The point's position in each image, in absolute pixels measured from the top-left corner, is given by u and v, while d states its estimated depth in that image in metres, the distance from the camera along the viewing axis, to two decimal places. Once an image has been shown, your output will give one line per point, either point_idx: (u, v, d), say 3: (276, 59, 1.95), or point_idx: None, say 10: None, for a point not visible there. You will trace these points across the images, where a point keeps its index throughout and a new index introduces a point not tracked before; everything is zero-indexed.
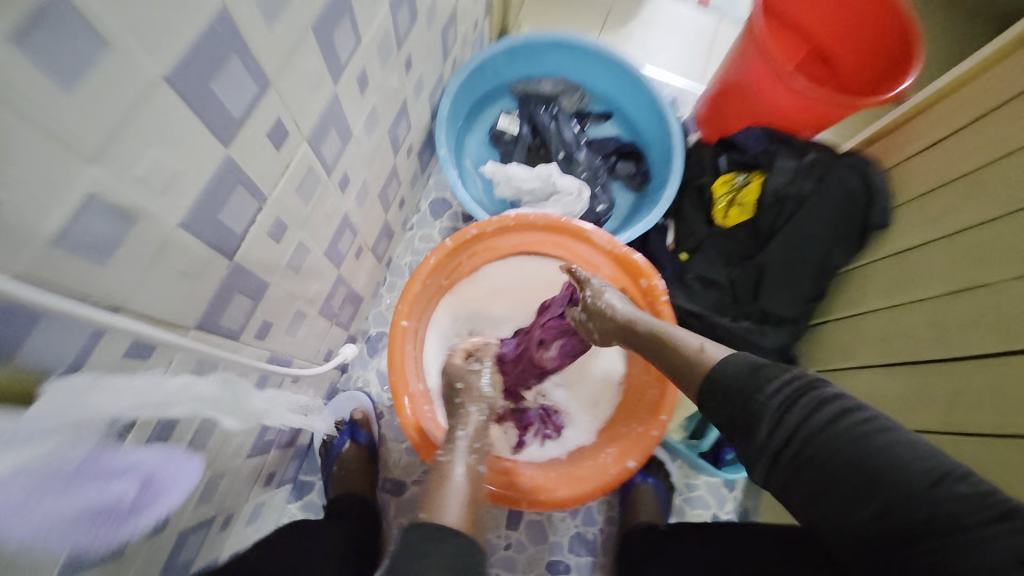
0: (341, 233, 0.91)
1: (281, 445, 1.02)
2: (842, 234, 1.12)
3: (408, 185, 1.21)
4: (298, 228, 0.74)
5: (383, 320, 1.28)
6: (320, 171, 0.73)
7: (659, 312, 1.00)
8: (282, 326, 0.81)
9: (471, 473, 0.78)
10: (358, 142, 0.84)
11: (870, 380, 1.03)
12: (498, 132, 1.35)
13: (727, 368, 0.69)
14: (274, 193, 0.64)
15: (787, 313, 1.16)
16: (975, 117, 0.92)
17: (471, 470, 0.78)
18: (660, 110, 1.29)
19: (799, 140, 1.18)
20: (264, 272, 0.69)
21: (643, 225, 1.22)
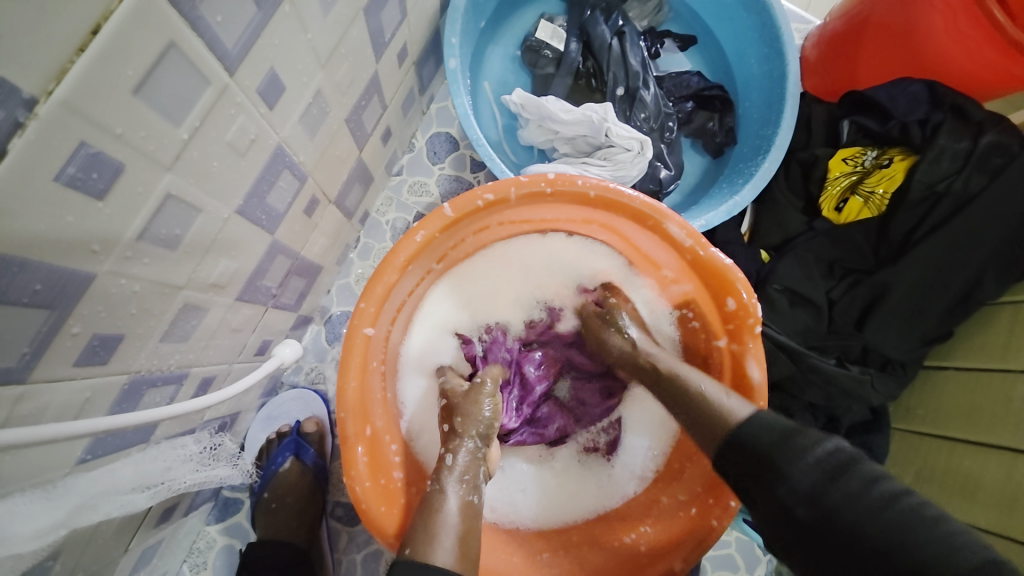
0: (274, 179, 0.55)
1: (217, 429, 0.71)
2: (1007, 258, 0.77)
3: (397, 109, 0.83)
4: (163, 169, 0.39)
5: (349, 295, 0.94)
6: (205, 60, 0.38)
7: (747, 350, 0.66)
8: (153, 332, 0.48)
9: (465, 507, 0.59)
10: (298, 16, 0.46)
11: (1012, 470, 0.69)
12: (536, 46, 0.96)
13: (753, 430, 0.53)
14: (57, 90, 0.29)
15: (900, 353, 0.84)
16: None
17: (466, 502, 0.59)
18: (773, 39, 0.90)
19: (975, 113, 0.80)
20: (54, 258, 0.34)
21: (726, 210, 0.84)
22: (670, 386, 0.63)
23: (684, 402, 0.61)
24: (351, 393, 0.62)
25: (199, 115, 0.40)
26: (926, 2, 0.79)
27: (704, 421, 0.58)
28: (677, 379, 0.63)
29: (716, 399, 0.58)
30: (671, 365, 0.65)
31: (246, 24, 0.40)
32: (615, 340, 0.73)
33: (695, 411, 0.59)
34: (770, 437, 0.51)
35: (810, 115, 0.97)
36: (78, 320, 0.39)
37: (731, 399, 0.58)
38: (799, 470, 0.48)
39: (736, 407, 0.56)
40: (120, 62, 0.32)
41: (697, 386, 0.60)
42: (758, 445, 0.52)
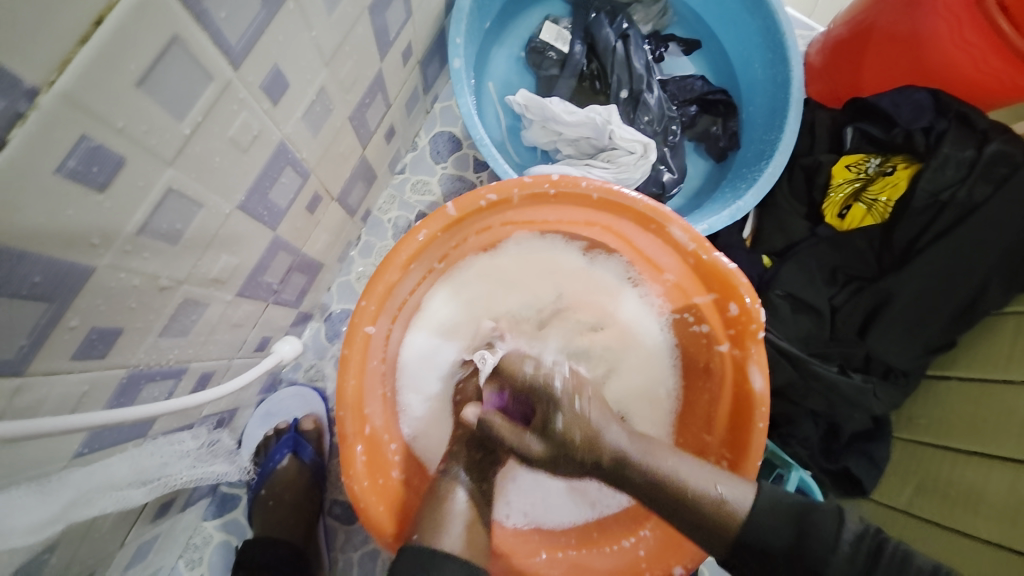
0: (277, 175, 0.55)
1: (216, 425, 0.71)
2: (1013, 266, 0.77)
3: (401, 108, 0.83)
4: (165, 164, 0.39)
5: (350, 293, 0.94)
6: (209, 56, 0.37)
7: (749, 355, 0.66)
8: (153, 327, 0.48)
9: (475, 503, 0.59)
10: (303, 13, 0.46)
11: (1015, 482, 0.69)
12: (541, 47, 0.95)
13: (767, 515, 0.53)
14: (59, 82, 0.29)
15: (903, 361, 0.83)
16: None
17: (473, 492, 0.60)
18: (779, 44, 0.89)
19: (980, 122, 0.80)
20: (54, 251, 0.34)
21: (728, 215, 0.84)
22: (655, 490, 0.54)
23: (666, 500, 0.54)
24: (350, 391, 0.61)
25: (202, 110, 0.40)
26: (930, 7, 0.79)
27: (709, 528, 0.53)
28: (656, 474, 0.54)
29: (704, 489, 0.54)
30: (642, 455, 0.55)
31: (250, 19, 0.40)
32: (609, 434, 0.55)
33: (682, 508, 0.54)
34: (778, 523, 0.53)
35: (814, 121, 0.96)
36: (77, 314, 0.39)
37: (731, 494, 0.54)
38: (832, 565, 0.49)
39: (735, 500, 0.54)
40: (123, 55, 0.32)
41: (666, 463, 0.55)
42: (775, 547, 0.52)
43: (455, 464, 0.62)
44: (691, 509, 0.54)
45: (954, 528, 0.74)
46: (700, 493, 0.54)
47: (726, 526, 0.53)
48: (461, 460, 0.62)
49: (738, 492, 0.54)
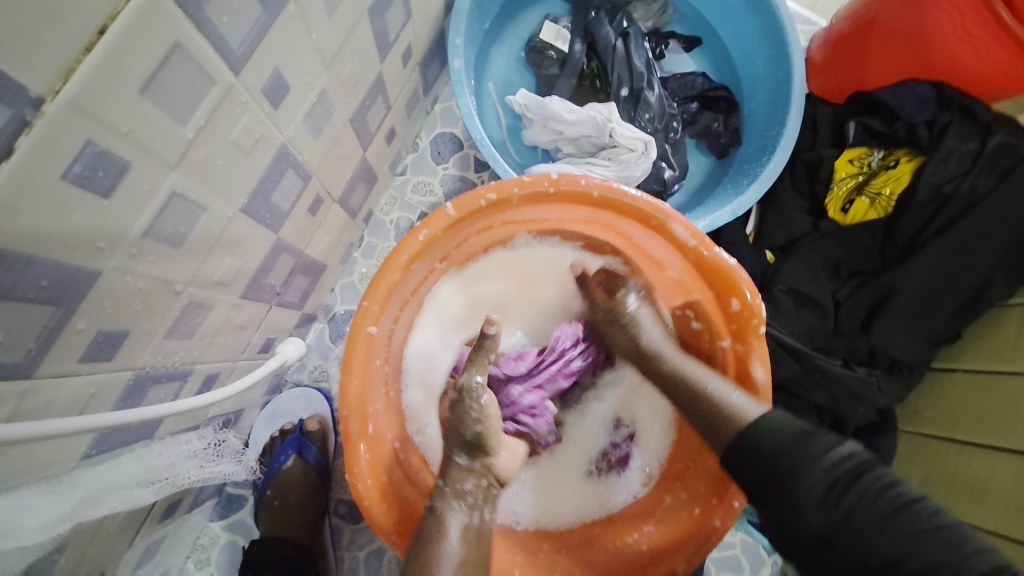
0: (279, 177, 0.55)
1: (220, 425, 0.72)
2: (1016, 259, 0.77)
3: (402, 109, 0.83)
4: (168, 167, 0.40)
5: (353, 293, 0.95)
6: (211, 60, 0.38)
7: (751, 351, 0.66)
8: (159, 328, 0.48)
9: (466, 530, 0.60)
10: (303, 16, 0.46)
11: (1023, 474, 0.69)
12: (540, 46, 0.96)
13: (766, 435, 0.54)
14: (64, 89, 0.30)
15: (908, 355, 0.83)
16: None
17: (463, 528, 0.60)
18: (779, 40, 0.89)
19: (985, 114, 0.80)
20: (61, 254, 0.35)
21: (730, 211, 0.84)
22: (674, 377, 0.65)
23: (681, 392, 0.63)
24: (354, 391, 0.62)
25: (204, 113, 0.40)
26: (933, 3, 0.78)
27: (714, 420, 0.59)
28: (681, 378, 0.64)
29: (721, 393, 0.60)
30: (676, 361, 0.66)
31: (251, 24, 0.40)
32: (646, 331, 0.70)
33: (704, 413, 0.60)
34: (786, 439, 0.53)
35: (815, 116, 0.96)
36: (83, 316, 0.39)
37: (744, 401, 0.59)
38: (808, 476, 0.50)
39: (748, 408, 0.57)
40: (126, 61, 0.32)
41: (703, 384, 0.62)
42: (775, 445, 0.53)
43: (443, 491, 0.62)
44: (703, 413, 0.60)
45: (960, 519, 0.74)
46: (715, 398, 0.60)
47: (733, 423, 0.57)
48: (449, 486, 0.63)
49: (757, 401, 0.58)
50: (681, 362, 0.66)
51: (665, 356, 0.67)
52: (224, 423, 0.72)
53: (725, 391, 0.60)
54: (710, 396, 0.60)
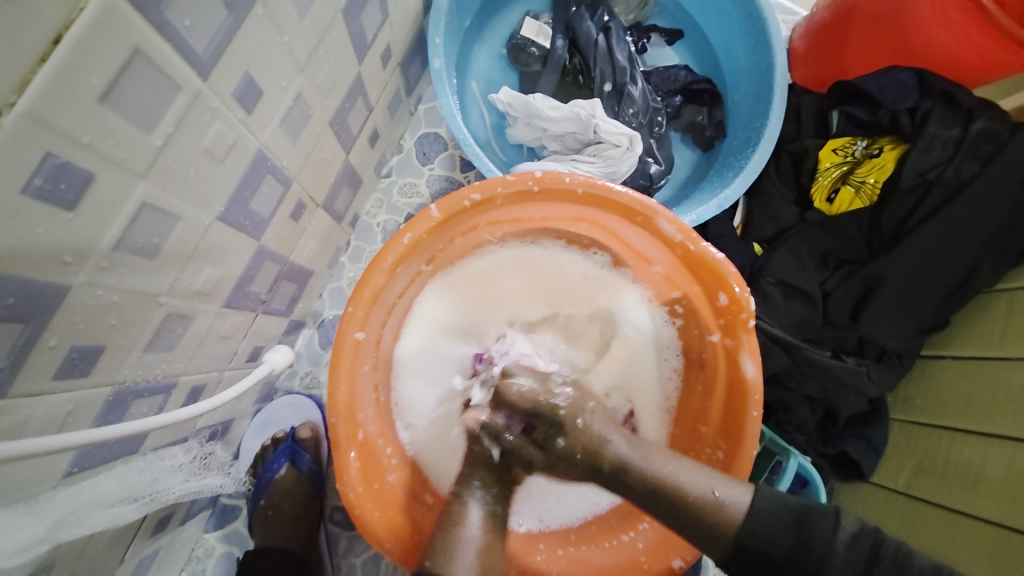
0: (258, 183, 0.54)
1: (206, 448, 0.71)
2: (1001, 245, 0.77)
3: (384, 111, 0.82)
4: (137, 177, 0.39)
5: (342, 298, 0.94)
6: (175, 66, 0.37)
7: (740, 344, 0.66)
8: (137, 341, 0.47)
9: (489, 518, 0.59)
10: (272, 18, 0.45)
11: (1013, 459, 0.69)
12: (522, 43, 0.95)
13: (764, 517, 0.51)
14: (21, 101, 0.29)
15: (896, 344, 0.83)
16: None
17: (489, 515, 0.59)
18: (760, 30, 0.89)
19: (966, 100, 0.80)
20: (25, 268, 0.34)
21: (716, 205, 0.83)
22: (656, 495, 0.54)
23: (662, 502, 0.54)
24: (341, 399, 0.61)
25: (172, 121, 0.39)
26: None
27: (706, 529, 0.52)
28: (647, 477, 0.55)
29: (699, 487, 0.54)
30: (641, 463, 0.55)
31: (215, 26, 0.39)
32: (612, 445, 0.56)
33: (676, 510, 0.53)
34: (786, 540, 0.50)
35: (799, 105, 0.96)
36: (55, 333, 0.38)
37: (726, 491, 0.53)
38: (832, 564, 0.48)
39: (731, 499, 0.53)
40: (85, 70, 0.31)
41: (662, 466, 0.55)
42: (773, 550, 0.50)
43: (468, 480, 0.60)
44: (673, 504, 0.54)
45: (953, 508, 0.74)
46: (684, 490, 0.53)
47: (722, 526, 0.52)
48: (477, 477, 0.61)
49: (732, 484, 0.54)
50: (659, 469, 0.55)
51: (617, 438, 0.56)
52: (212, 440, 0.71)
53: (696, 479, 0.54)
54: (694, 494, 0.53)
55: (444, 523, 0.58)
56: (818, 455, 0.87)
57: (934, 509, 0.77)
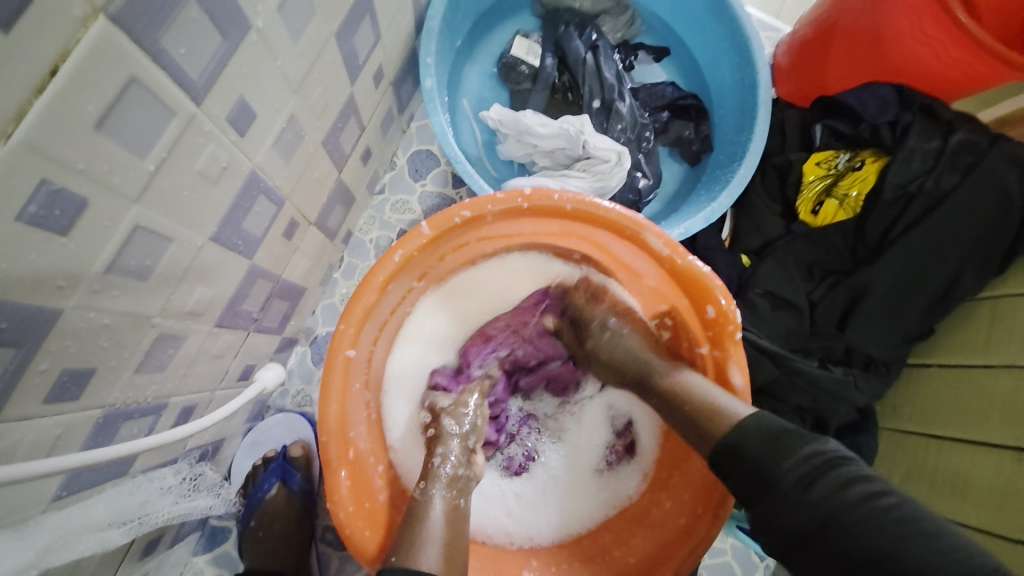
0: (250, 204, 0.55)
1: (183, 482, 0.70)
2: (982, 255, 0.79)
3: (376, 129, 0.83)
4: (129, 202, 0.39)
5: (334, 315, 0.94)
6: (170, 94, 0.38)
7: (729, 356, 0.67)
8: (127, 363, 0.47)
9: (451, 511, 0.59)
10: (266, 44, 0.46)
11: (1000, 465, 0.70)
12: (512, 62, 0.97)
13: (747, 433, 0.54)
14: (16, 132, 0.30)
15: (884, 354, 0.84)
16: None
17: (451, 507, 0.60)
18: (743, 48, 0.92)
19: (944, 113, 0.83)
20: (14, 292, 0.34)
21: (703, 217, 0.85)
22: (674, 400, 0.63)
23: (678, 405, 0.62)
24: (333, 417, 0.61)
25: (166, 146, 0.40)
26: (890, 7, 0.81)
27: (702, 425, 0.59)
28: (670, 386, 0.64)
29: (716, 399, 0.59)
30: (669, 376, 0.65)
31: (210, 54, 0.40)
32: (628, 341, 0.70)
33: (694, 418, 0.60)
34: (762, 440, 0.52)
35: (783, 120, 0.98)
36: (46, 356, 0.38)
37: (736, 403, 0.58)
38: (783, 481, 0.50)
39: (733, 408, 0.57)
40: (80, 98, 0.32)
41: (680, 378, 0.64)
42: (747, 455, 0.53)
43: (435, 473, 0.63)
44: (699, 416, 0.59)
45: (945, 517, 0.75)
46: (711, 400, 0.59)
47: (720, 420, 0.57)
48: (442, 471, 0.64)
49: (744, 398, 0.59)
50: (683, 375, 0.64)
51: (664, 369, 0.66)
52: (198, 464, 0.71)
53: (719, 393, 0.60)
54: (704, 398, 0.60)
55: (409, 516, 0.58)
56: None
57: None
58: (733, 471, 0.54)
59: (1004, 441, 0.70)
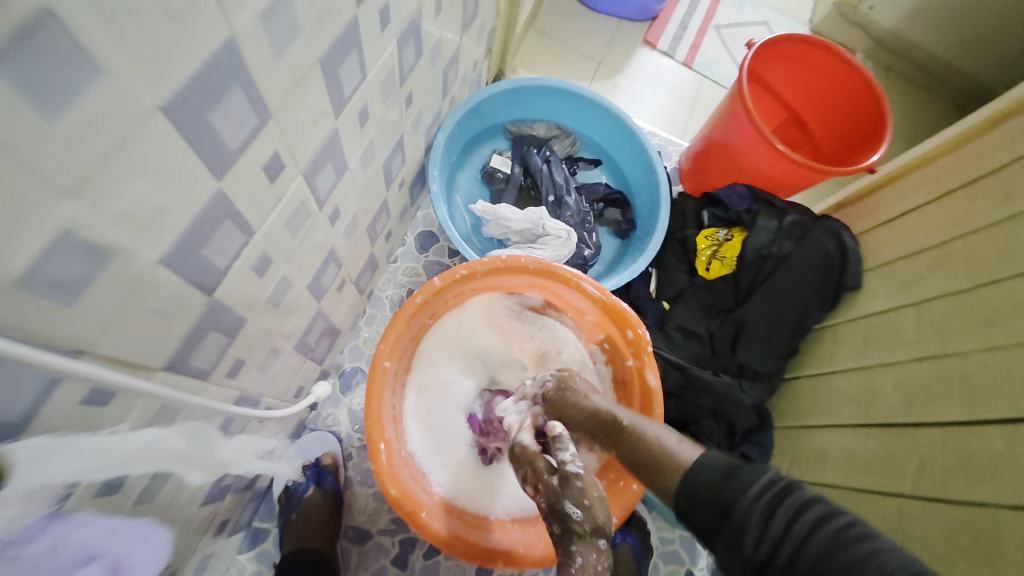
0: (327, 269, 0.89)
1: (239, 490, 0.93)
2: (819, 295, 1.16)
3: (396, 217, 1.19)
4: (284, 262, 0.71)
5: (358, 353, 1.23)
6: (311, 205, 0.71)
7: (644, 364, 0.99)
8: (255, 362, 0.76)
9: None
10: (351, 175, 0.81)
11: (845, 439, 1.03)
12: (491, 170, 1.37)
13: (702, 474, 0.65)
14: (262, 227, 0.61)
15: (764, 368, 1.17)
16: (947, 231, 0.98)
17: None
18: (649, 161, 1.35)
19: (780, 203, 1.24)
20: (241, 308, 0.64)
21: (628, 274, 1.21)
22: (639, 446, 0.76)
23: (641, 449, 0.76)
24: (376, 406, 0.89)
25: (303, 232, 0.72)
26: (739, 138, 1.25)
27: (662, 471, 0.71)
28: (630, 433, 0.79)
29: (667, 445, 0.74)
30: (631, 422, 0.80)
31: (330, 183, 0.74)
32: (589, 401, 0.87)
33: (651, 460, 0.73)
34: (715, 483, 0.63)
35: (682, 208, 1.37)
36: (233, 349, 0.67)
37: (683, 446, 0.73)
38: (737, 515, 0.59)
39: (684, 454, 0.71)
40: (284, 210, 0.64)
41: (640, 427, 0.79)
42: (706, 492, 0.63)
43: None
44: (656, 461, 0.72)
45: (817, 482, 1.06)
46: (665, 448, 0.73)
47: (672, 463, 0.70)
48: None
49: (689, 446, 0.73)
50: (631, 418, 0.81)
51: (621, 419, 0.82)
52: (245, 487, 0.94)
53: (668, 443, 0.74)
54: (660, 447, 0.74)
55: None
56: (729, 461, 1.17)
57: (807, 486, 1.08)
58: (691, 508, 0.64)
59: (848, 421, 1.04)
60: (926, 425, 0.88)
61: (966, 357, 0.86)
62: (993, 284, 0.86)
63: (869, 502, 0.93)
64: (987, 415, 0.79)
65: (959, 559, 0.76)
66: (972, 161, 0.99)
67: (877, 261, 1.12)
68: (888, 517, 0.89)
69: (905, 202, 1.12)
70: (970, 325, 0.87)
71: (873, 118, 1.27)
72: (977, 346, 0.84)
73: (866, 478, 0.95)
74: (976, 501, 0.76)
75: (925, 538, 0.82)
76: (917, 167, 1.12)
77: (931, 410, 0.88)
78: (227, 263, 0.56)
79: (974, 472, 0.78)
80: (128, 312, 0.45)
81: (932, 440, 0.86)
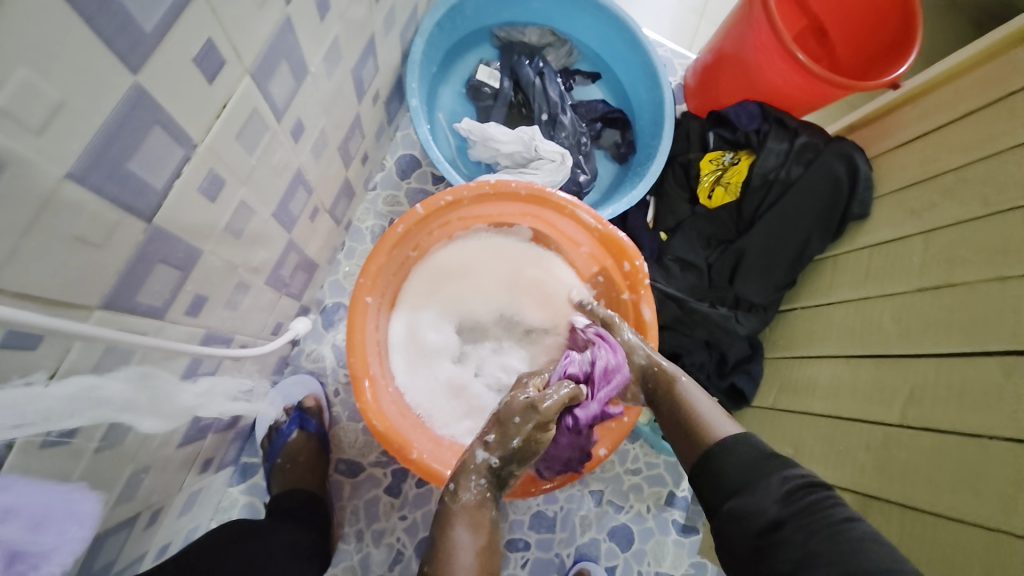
0: (294, 192, 0.78)
1: (221, 428, 0.89)
2: (823, 224, 1.10)
3: (372, 138, 1.07)
4: (241, 184, 0.61)
5: (339, 288, 1.16)
6: (267, 116, 0.60)
7: (640, 297, 0.93)
8: (221, 298, 0.69)
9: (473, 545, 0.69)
10: (315, 81, 0.69)
11: (834, 369, 1.02)
12: (478, 84, 1.23)
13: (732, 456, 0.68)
14: (205, 139, 0.50)
15: (760, 300, 1.15)
16: (963, 154, 0.91)
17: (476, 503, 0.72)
18: (654, 75, 1.21)
19: (792, 123, 1.14)
20: (193, 236, 0.56)
21: (626, 202, 1.12)
22: (679, 423, 0.77)
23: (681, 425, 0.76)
24: (359, 342, 0.84)
25: (260, 149, 0.62)
26: (753, 48, 1.11)
27: (692, 442, 0.73)
28: (678, 408, 0.78)
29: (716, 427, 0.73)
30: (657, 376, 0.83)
31: (289, 89, 0.63)
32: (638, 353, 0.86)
33: (684, 433, 0.75)
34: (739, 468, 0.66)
35: (688, 129, 1.27)
36: (191, 283, 0.60)
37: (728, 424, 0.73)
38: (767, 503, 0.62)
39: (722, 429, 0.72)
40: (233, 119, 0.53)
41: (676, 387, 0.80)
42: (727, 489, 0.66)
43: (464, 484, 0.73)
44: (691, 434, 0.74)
45: (802, 411, 1.07)
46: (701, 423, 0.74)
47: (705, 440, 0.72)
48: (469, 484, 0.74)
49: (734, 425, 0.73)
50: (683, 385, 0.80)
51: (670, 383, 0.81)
52: (226, 425, 0.90)
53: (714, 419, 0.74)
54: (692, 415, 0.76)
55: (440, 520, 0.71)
56: (717, 390, 1.18)
57: (791, 414, 1.09)
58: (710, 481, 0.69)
59: (840, 353, 1.02)
60: (920, 358, 0.86)
61: (969, 289, 0.82)
62: (1004, 211, 0.81)
63: (856, 431, 0.94)
64: (984, 349, 0.77)
65: (942, 488, 0.78)
66: (1000, 74, 0.89)
67: (888, 188, 1.05)
68: (873, 445, 0.90)
69: (923, 123, 1.02)
70: (979, 257, 0.83)
71: (900, 23, 1.14)
72: (982, 278, 0.81)
73: (853, 409, 0.96)
74: (967, 433, 0.76)
75: (909, 468, 0.83)
76: (941, 84, 1.01)
77: (926, 342, 0.86)
78: (165, 182, 0.47)
79: (964, 406, 0.78)
80: (31, 241, 0.37)
81: (927, 374, 0.84)
